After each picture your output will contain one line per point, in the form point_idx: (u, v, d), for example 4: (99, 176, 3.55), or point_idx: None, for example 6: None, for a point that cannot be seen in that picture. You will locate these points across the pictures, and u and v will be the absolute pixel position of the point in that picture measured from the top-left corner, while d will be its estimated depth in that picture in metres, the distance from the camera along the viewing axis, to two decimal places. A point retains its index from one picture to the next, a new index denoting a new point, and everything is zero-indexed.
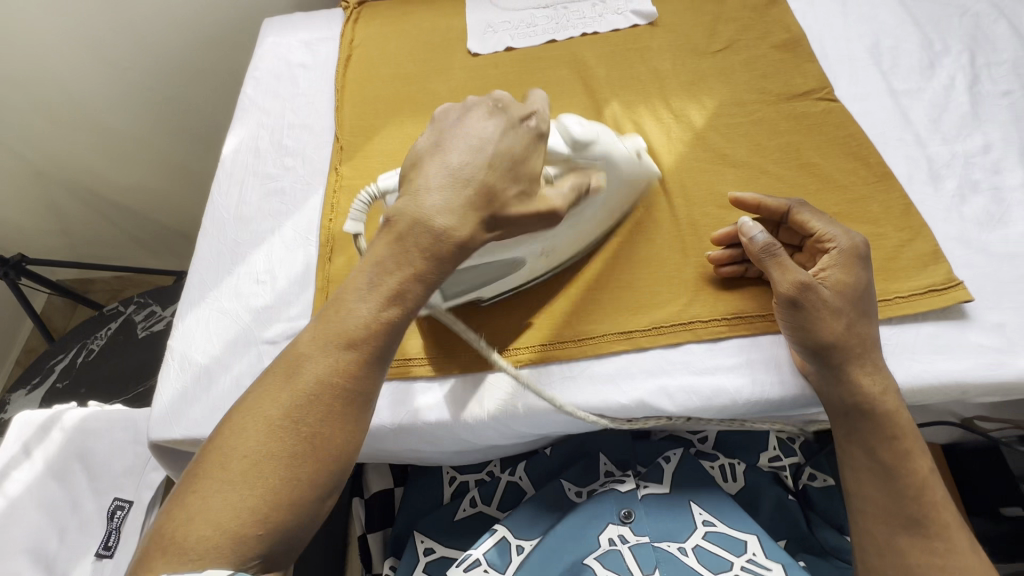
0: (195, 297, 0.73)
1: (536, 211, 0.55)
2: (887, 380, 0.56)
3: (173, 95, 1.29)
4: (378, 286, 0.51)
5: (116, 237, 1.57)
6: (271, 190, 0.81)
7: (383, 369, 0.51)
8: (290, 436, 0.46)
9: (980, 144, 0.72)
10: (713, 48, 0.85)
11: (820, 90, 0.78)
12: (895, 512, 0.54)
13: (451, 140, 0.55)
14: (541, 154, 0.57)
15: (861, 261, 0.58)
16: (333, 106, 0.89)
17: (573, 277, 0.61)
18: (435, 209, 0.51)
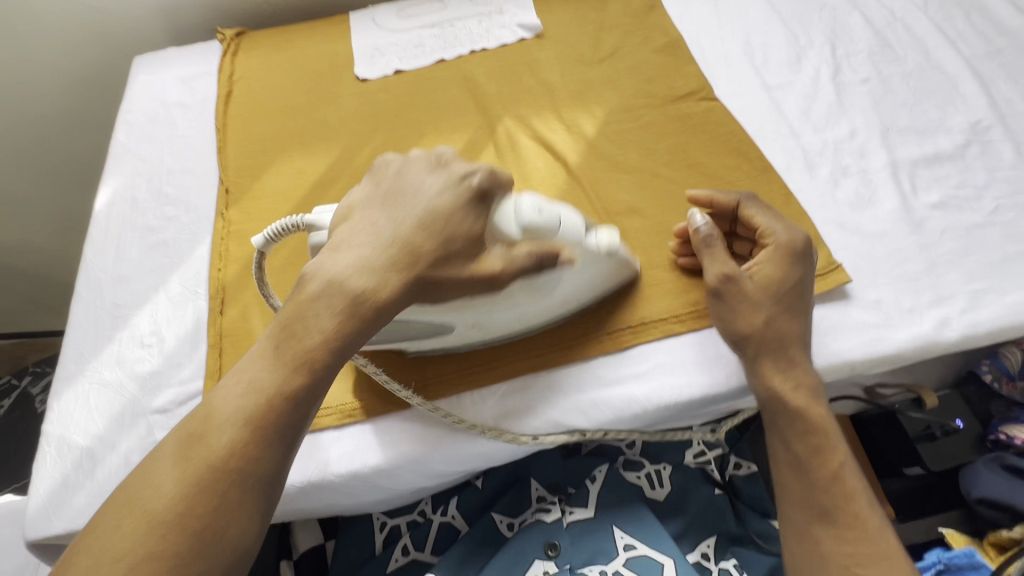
0: (71, 371, 0.67)
1: (469, 277, 0.51)
2: (804, 374, 0.59)
3: (52, 144, 1.19)
4: (321, 319, 0.48)
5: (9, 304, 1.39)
6: (152, 244, 0.75)
7: (289, 448, 0.47)
8: (172, 531, 0.41)
9: (846, 130, 0.76)
10: (600, 55, 0.87)
11: (701, 90, 0.81)
12: (811, 502, 0.56)
13: (379, 201, 0.54)
14: (479, 219, 0.52)
15: (796, 257, 0.60)
16: (215, 146, 0.83)
17: (527, 305, 0.58)
18: (348, 270, 0.49)
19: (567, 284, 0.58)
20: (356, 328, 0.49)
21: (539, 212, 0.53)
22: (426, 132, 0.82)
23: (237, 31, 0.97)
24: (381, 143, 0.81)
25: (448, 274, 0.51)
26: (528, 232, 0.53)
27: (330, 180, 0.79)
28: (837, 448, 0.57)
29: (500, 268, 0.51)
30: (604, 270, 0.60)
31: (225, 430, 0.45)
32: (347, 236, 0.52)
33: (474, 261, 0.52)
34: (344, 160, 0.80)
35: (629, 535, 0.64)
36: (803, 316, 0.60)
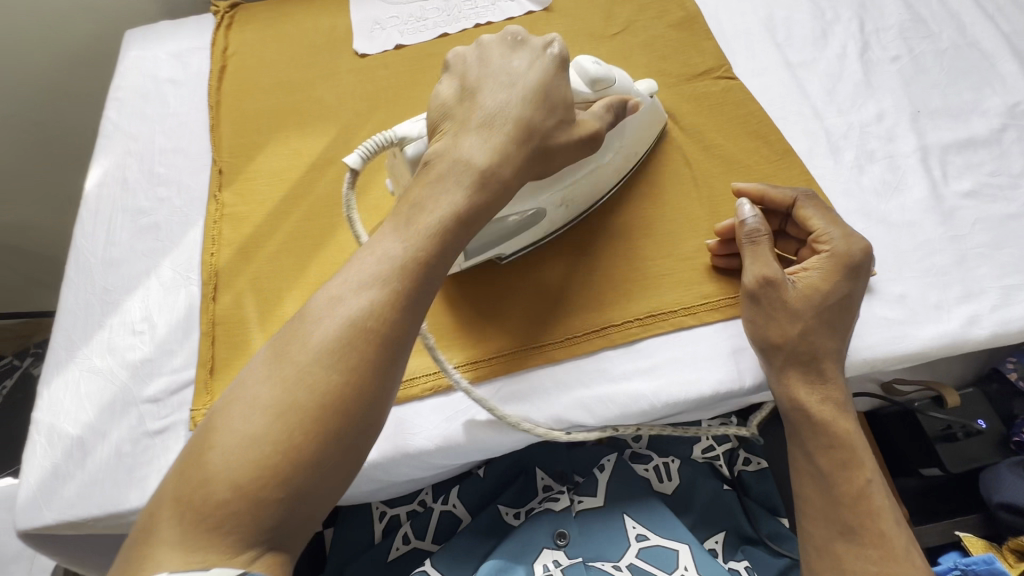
0: (61, 358, 0.65)
1: (577, 135, 0.57)
2: (833, 390, 0.57)
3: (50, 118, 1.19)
4: (401, 238, 0.49)
5: (11, 282, 1.40)
6: (144, 226, 0.73)
7: (418, 316, 0.48)
8: (316, 380, 0.43)
9: (873, 112, 0.72)
10: (612, 30, 0.82)
11: (718, 68, 0.76)
12: (834, 518, 0.54)
13: (476, 81, 0.57)
14: (565, 78, 0.58)
15: (850, 268, 0.57)
16: (208, 124, 0.80)
17: (605, 163, 0.65)
18: (477, 146, 0.52)
19: (628, 137, 0.66)
20: (439, 249, 0.50)
21: (598, 65, 0.61)
22: None
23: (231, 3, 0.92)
24: (381, 122, 0.78)
25: (563, 138, 0.56)
26: (599, 82, 0.60)
27: (328, 161, 0.75)
28: (864, 465, 0.55)
29: (597, 129, 0.59)
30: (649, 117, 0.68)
31: (362, 292, 0.46)
32: (457, 126, 0.54)
33: (575, 123, 0.58)
34: (342, 140, 0.77)
35: (641, 525, 0.63)
36: (843, 331, 0.57)
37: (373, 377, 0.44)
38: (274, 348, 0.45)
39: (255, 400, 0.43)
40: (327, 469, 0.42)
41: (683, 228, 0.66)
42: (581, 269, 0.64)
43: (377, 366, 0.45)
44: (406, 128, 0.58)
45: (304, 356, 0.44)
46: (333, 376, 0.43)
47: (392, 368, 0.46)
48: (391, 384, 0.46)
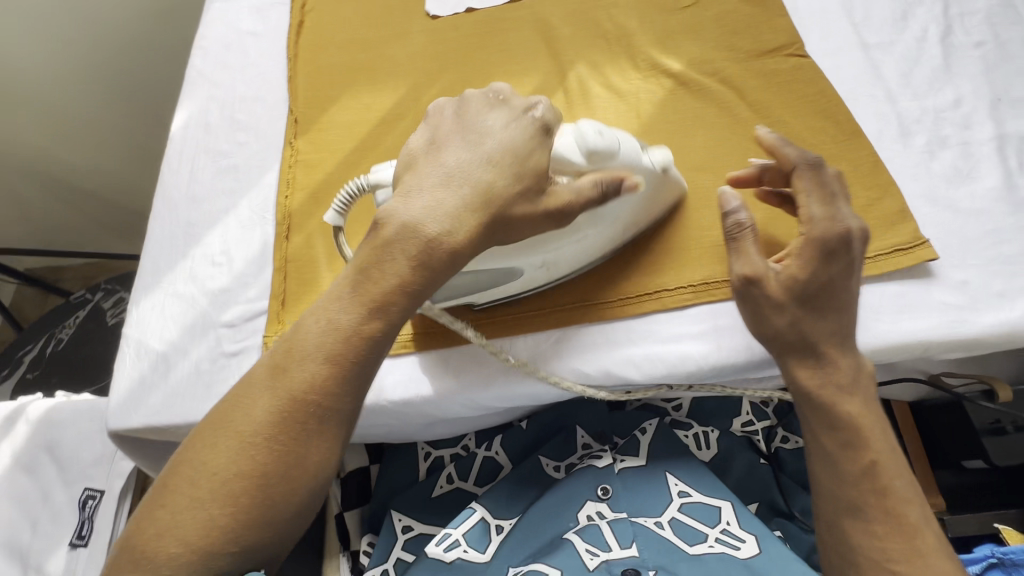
0: (148, 282, 0.71)
1: (543, 210, 0.52)
2: (835, 373, 0.55)
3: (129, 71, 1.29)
4: (347, 309, 0.49)
5: (82, 224, 1.52)
6: (224, 168, 0.78)
7: (360, 386, 0.50)
8: (258, 450, 0.46)
9: (950, 98, 0.70)
10: (683, 3, 0.82)
11: (791, 45, 0.76)
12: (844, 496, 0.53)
13: (451, 137, 0.56)
14: (543, 149, 0.54)
15: (832, 253, 0.55)
16: (286, 76, 0.84)
17: (592, 235, 0.59)
18: (426, 213, 0.51)
19: (620, 210, 0.59)
20: (385, 322, 0.50)
21: (600, 136, 0.55)
22: (495, 74, 0.80)
23: None
24: (448, 82, 0.80)
25: (523, 210, 0.52)
26: (593, 154, 0.55)
27: (397, 117, 0.78)
28: (870, 445, 0.53)
29: (568, 203, 0.53)
30: (652, 190, 0.61)
31: (310, 361, 0.48)
32: (416, 182, 0.53)
33: (547, 193, 0.53)
34: (411, 97, 0.80)
35: (683, 486, 0.65)
36: (840, 314, 0.55)
37: (314, 450, 0.47)
38: (225, 405, 0.48)
39: (203, 464, 0.46)
40: (272, 528, 0.46)
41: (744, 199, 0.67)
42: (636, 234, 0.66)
43: (315, 443, 0.47)
44: (376, 171, 0.57)
45: (250, 427, 0.46)
46: (276, 447, 0.46)
47: (331, 443, 0.48)
48: (334, 452, 0.48)
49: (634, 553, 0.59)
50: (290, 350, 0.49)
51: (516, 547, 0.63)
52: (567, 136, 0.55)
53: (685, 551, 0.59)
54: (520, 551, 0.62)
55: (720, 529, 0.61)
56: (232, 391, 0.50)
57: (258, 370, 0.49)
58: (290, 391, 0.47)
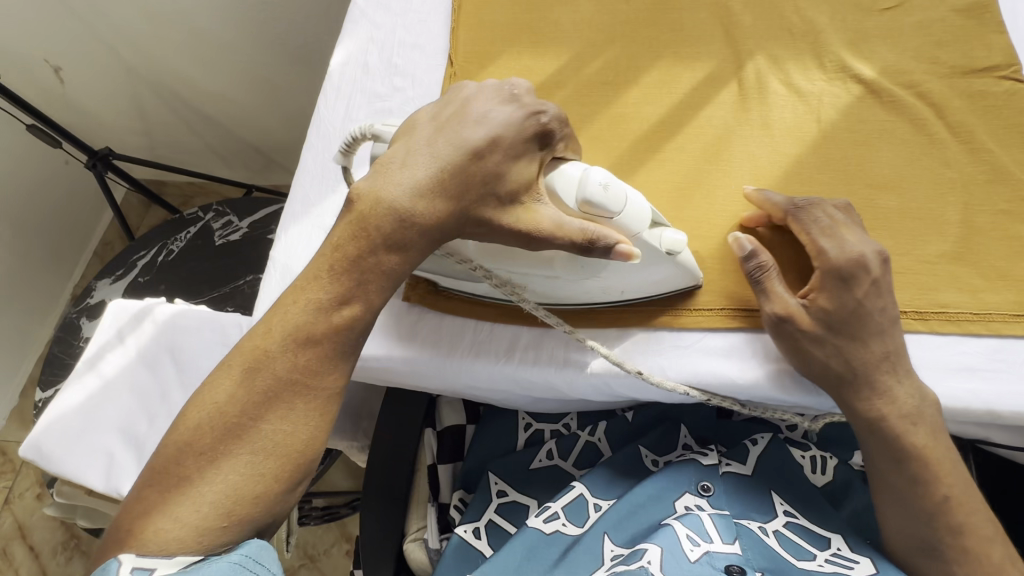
0: (298, 210, 0.73)
1: (509, 225, 0.53)
2: (901, 399, 0.54)
3: (269, 8, 1.31)
4: (323, 292, 0.54)
5: (195, 143, 1.64)
6: (379, 110, 0.78)
7: (345, 371, 0.54)
8: (247, 433, 0.50)
9: None
10: (884, 4, 0.75)
11: (1008, 67, 0.68)
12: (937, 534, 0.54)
13: (452, 122, 0.55)
14: (530, 160, 0.55)
15: (850, 279, 0.56)
16: (447, 27, 0.83)
17: (564, 280, 0.59)
18: (402, 191, 0.53)
19: (611, 276, 0.59)
20: (363, 305, 0.54)
21: (602, 189, 0.53)
22: (664, 54, 0.76)
23: None
24: (611, 56, 0.77)
25: (490, 215, 0.54)
26: (586, 205, 0.53)
27: (556, 84, 0.76)
28: (942, 479, 0.54)
29: (538, 228, 0.53)
30: (660, 275, 0.60)
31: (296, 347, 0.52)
32: (401, 156, 0.54)
33: (524, 207, 0.54)
34: (571, 66, 0.77)
35: (789, 505, 0.62)
36: (879, 345, 0.55)
37: (297, 429, 0.51)
38: (207, 390, 0.53)
39: (195, 446, 0.50)
40: (266, 507, 0.50)
41: (932, 229, 0.62)
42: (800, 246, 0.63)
43: (296, 421, 0.52)
44: (381, 131, 0.59)
45: (233, 409, 0.51)
46: (261, 428, 0.51)
47: (314, 419, 0.52)
48: (323, 429, 0.53)
49: (738, 550, 0.57)
50: (275, 339, 0.53)
51: (614, 526, 0.62)
52: (573, 177, 0.55)
53: (792, 565, 0.56)
54: (619, 532, 0.61)
55: (829, 553, 0.57)
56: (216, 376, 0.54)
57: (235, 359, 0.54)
58: (276, 376, 0.52)
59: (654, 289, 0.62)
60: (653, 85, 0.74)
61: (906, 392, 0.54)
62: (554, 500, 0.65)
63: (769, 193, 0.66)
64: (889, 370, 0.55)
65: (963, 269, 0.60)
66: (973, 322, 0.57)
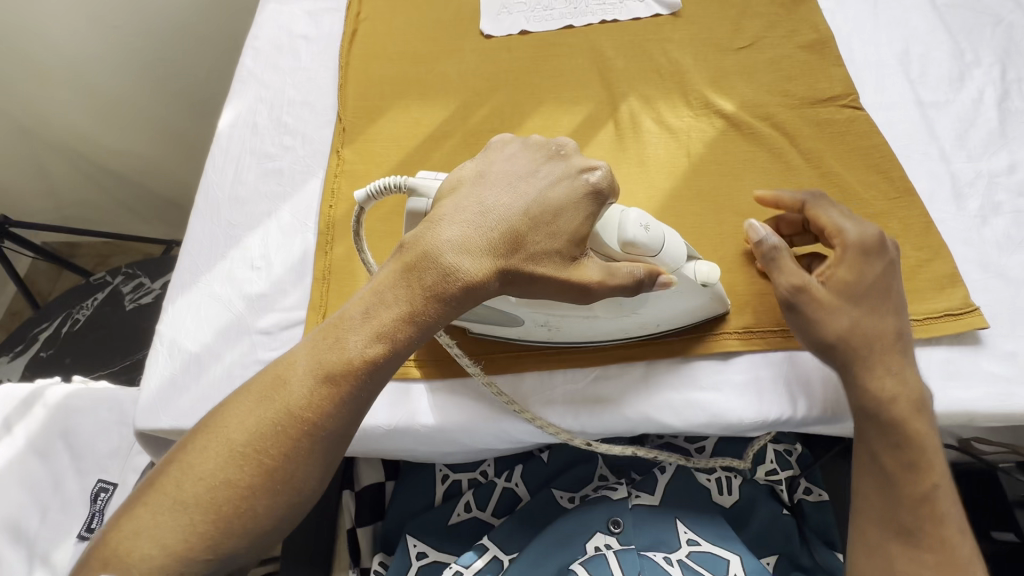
0: (184, 281, 0.70)
1: (561, 279, 0.52)
2: (911, 388, 0.54)
3: (165, 54, 1.31)
4: (356, 334, 0.49)
5: (107, 204, 1.54)
6: (269, 170, 0.77)
7: (358, 418, 0.50)
8: (248, 463, 0.46)
9: (1005, 163, 0.69)
10: (738, 44, 0.82)
11: (846, 96, 0.75)
12: (914, 521, 0.53)
13: (498, 178, 0.54)
14: (589, 220, 0.52)
15: (870, 255, 0.57)
16: (335, 84, 0.84)
17: (604, 318, 0.58)
18: (452, 246, 0.50)
19: (649, 313, 0.58)
20: (388, 348, 0.50)
21: (643, 232, 0.53)
22: (546, 99, 0.80)
23: None
24: (497, 104, 0.80)
25: (544, 273, 0.52)
26: (630, 247, 0.53)
27: (445, 134, 0.78)
28: (932, 470, 0.54)
29: (594, 280, 0.52)
30: (693, 306, 0.59)
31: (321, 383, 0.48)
32: (450, 212, 0.52)
33: (574, 265, 0.53)
34: (460, 115, 0.80)
35: (693, 533, 0.64)
36: (876, 328, 0.55)
37: (299, 470, 0.47)
38: (222, 415, 0.49)
39: (196, 468, 0.47)
40: (251, 540, 0.46)
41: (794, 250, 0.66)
42: None
43: (305, 463, 0.47)
44: (424, 180, 0.56)
45: (245, 439, 0.47)
46: (266, 462, 0.47)
47: (327, 460, 0.49)
48: (324, 474, 0.49)
49: None
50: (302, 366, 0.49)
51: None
52: (611, 221, 0.54)
53: None
54: None
55: None
56: (234, 399, 0.50)
57: (258, 383, 0.50)
58: (288, 409, 0.48)
59: (671, 318, 0.60)
60: (537, 129, 0.78)
61: (897, 376, 0.55)
62: (466, 565, 0.64)
63: None
64: (892, 350, 0.55)
65: None
66: None
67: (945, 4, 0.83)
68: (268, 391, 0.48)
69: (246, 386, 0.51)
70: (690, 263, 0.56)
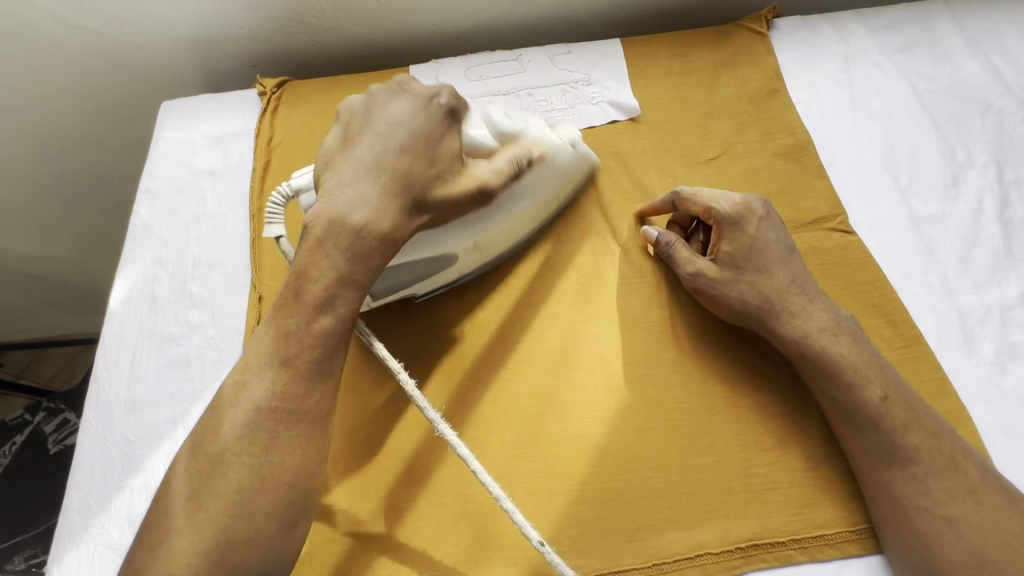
0: (75, 526, 0.58)
1: (462, 192, 0.56)
2: (932, 458, 0.50)
3: (69, 150, 1.03)
4: (295, 313, 0.51)
5: (12, 306, 1.19)
6: (173, 360, 0.65)
7: (328, 390, 0.51)
8: (234, 472, 0.47)
9: (1016, 292, 0.62)
10: (707, 154, 0.72)
11: (833, 217, 0.67)
12: (981, 538, 0.47)
13: (362, 133, 0.57)
14: (453, 135, 0.58)
15: (741, 222, 0.61)
16: (248, 236, 0.71)
17: (516, 211, 0.63)
18: (351, 205, 0.52)
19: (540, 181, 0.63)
20: (334, 315, 0.51)
21: (506, 117, 0.61)
22: None
23: (279, 80, 0.83)
24: None
25: (444, 195, 0.55)
26: (501, 135, 0.60)
27: None
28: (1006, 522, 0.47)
29: (487, 180, 0.57)
30: (570, 166, 0.66)
31: (271, 367, 0.50)
32: (337, 179, 0.54)
33: (459, 176, 0.57)
34: None
35: None
36: (784, 304, 0.58)
37: (284, 462, 0.48)
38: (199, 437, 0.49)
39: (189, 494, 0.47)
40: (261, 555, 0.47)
41: (795, 428, 0.57)
42: (670, 471, 0.56)
43: (289, 440, 0.48)
44: (302, 176, 0.59)
45: (218, 444, 0.48)
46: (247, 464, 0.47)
47: (313, 429, 0.50)
48: (309, 464, 0.49)
49: None
50: (251, 364, 0.50)
51: None
52: (475, 123, 0.61)
53: None
54: None
55: None
56: (202, 422, 0.51)
57: (218, 396, 0.51)
58: (257, 407, 0.48)
59: (568, 183, 0.67)
60: (488, 280, 0.67)
61: (917, 446, 0.51)
62: None
63: (627, 407, 0.59)
64: (895, 426, 0.52)
65: (831, 472, 0.55)
66: (854, 541, 0.53)
67: (927, 89, 0.75)
68: (228, 398, 0.50)
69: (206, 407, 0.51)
70: (553, 130, 0.65)
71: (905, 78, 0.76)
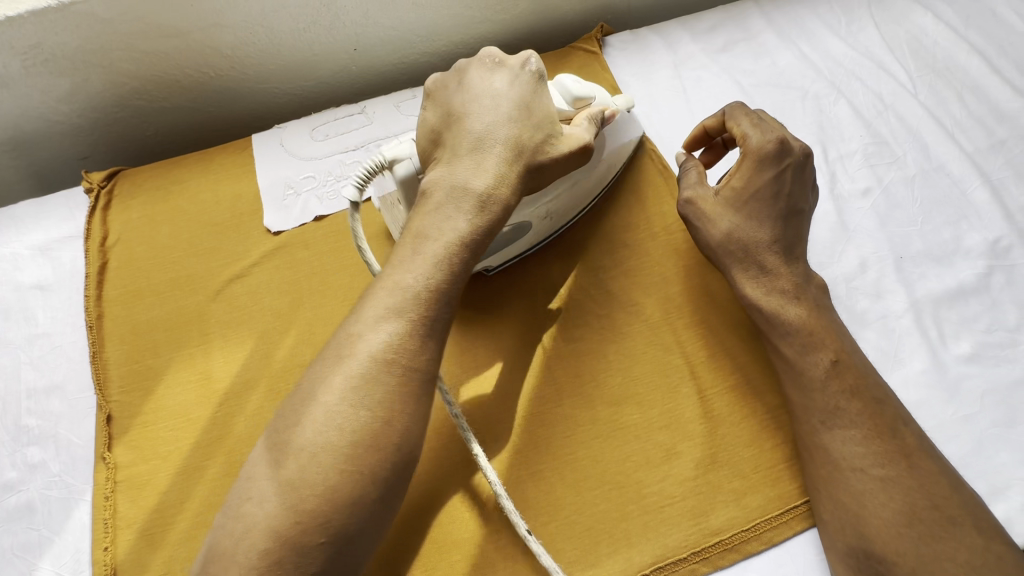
0: None
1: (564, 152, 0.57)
2: (873, 413, 0.52)
3: None
4: (413, 269, 0.52)
5: None
6: (10, 511, 0.57)
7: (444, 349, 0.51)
8: (345, 427, 0.46)
9: (855, 262, 0.66)
10: None
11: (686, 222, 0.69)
12: (909, 497, 0.49)
13: (463, 108, 0.57)
14: (548, 98, 0.58)
15: (779, 155, 0.62)
16: (89, 351, 0.65)
17: (585, 180, 0.65)
18: (470, 173, 0.54)
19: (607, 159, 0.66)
20: (451, 274, 0.52)
21: (577, 84, 0.61)
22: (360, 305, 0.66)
23: (108, 172, 0.76)
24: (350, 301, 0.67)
25: (551, 156, 0.57)
26: (577, 102, 0.60)
27: (245, 386, 0.62)
28: (916, 474, 0.50)
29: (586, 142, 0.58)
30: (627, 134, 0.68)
31: (395, 324, 0.50)
32: (450, 150, 0.55)
33: (563, 137, 0.58)
34: (262, 351, 0.64)
35: None
36: (758, 257, 0.60)
37: (402, 418, 0.48)
38: (306, 394, 0.49)
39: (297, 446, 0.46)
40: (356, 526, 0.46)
41: (683, 438, 0.57)
42: (567, 511, 0.55)
43: (409, 397, 0.48)
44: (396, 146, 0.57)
45: (338, 392, 0.47)
46: (364, 416, 0.47)
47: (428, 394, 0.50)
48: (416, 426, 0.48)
49: None
50: (378, 315, 0.50)
51: None
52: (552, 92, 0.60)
53: None
54: None
55: None
56: (311, 377, 0.50)
57: (333, 356, 0.50)
58: (381, 361, 0.48)
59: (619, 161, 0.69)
60: None
61: (855, 412, 0.53)
62: None
63: (517, 453, 0.57)
64: (842, 390, 0.53)
65: (720, 474, 0.56)
66: (751, 541, 0.53)
67: (752, 83, 0.80)
68: (346, 349, 0.49)
69: (319, 360, 0.50)
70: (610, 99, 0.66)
71: (731, 76, 0.81)
